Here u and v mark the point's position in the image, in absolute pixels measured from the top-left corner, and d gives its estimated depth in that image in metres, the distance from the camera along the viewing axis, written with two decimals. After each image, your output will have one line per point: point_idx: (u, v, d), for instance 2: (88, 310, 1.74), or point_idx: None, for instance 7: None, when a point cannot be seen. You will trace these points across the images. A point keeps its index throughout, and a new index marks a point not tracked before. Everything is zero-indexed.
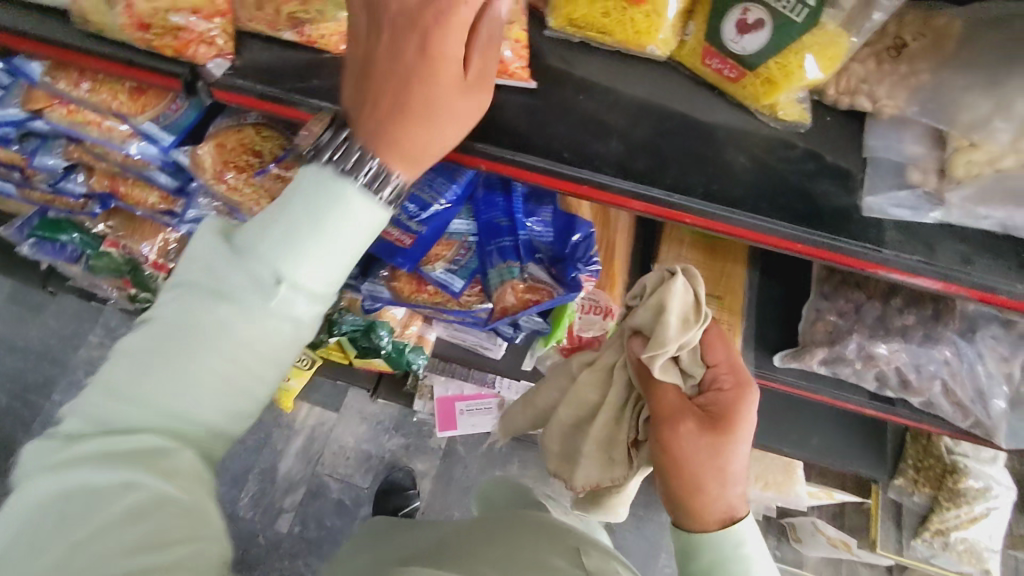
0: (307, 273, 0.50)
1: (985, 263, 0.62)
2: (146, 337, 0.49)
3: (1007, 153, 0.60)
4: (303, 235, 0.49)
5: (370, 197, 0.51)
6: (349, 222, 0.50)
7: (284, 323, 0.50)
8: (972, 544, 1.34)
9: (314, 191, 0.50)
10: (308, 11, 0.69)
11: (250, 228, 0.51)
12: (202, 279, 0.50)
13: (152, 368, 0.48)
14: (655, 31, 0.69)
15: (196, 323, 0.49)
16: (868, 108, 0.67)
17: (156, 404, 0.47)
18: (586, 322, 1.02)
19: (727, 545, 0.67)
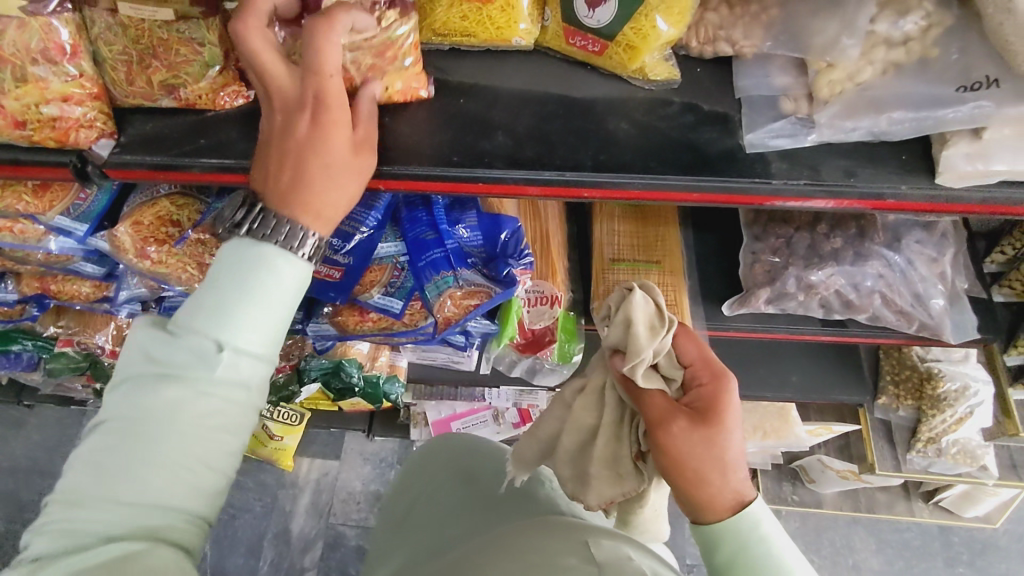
0: (246, 342, 0.53)
1: (868, 172, 0.63)
2: (93, 444, 0.50)
3: (861, 67, 0.64)
4: (237, 304, 0.52)
5: (290, 256, 0.55)
6: (280, 286, 0.54)
7: (232, 391, 0.52)
8: (964, 445, 1.36)
9: (238, 262, 0.54)
10: (177, 76, 0.70)
11: (184, 314, 0.53)
12: (142, 373, 0.51)
13: (111, 468, 0.49)
14: (515, 24, 0.71)
15: (141, 413, 0.50)
16: (731, 52, 0.70)
17: (124, 501, 0.49)
18: (536, 314, 1.04)
19: (744, 529, 0.61)
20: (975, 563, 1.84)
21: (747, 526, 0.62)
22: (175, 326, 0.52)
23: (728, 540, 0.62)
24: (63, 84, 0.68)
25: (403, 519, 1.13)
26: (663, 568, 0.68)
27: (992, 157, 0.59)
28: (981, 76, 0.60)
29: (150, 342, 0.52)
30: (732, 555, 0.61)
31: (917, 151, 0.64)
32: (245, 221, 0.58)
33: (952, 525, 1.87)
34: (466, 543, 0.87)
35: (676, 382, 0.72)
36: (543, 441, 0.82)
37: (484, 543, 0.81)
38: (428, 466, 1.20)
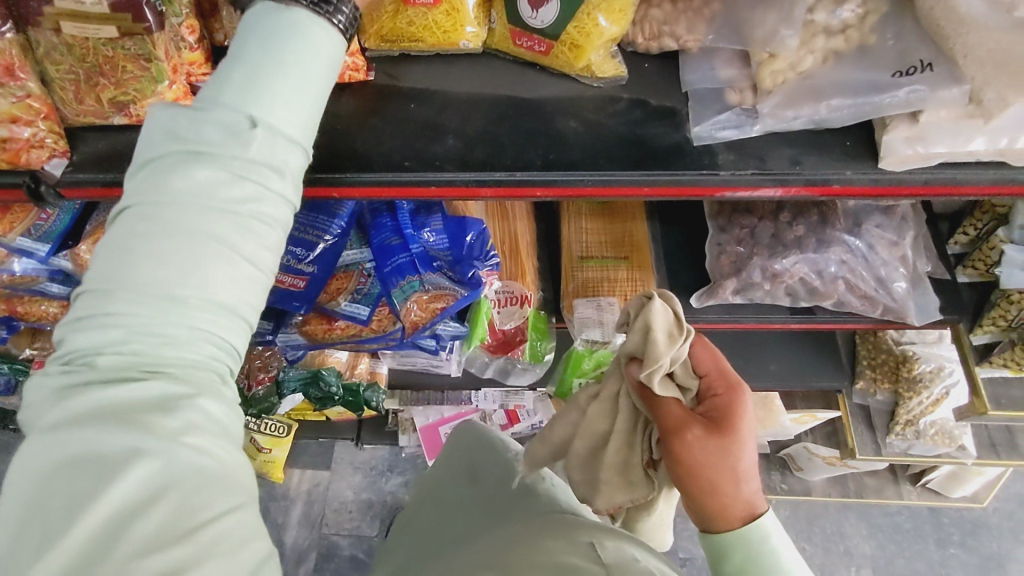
0: (287, 116, 0.49)
1: (813, 160, 0.64)
2: (118, 234, 0.46)
3: (802, 57, 0.65)
4: (268, 77, 0.48)
5: (323, 23, 0.50)
6: (310, 51, 0.50)
7: (272, 178, 0.48)
8: (942, 425, 1.36)
9: (263, 27, 0.49)
10: (125, 92, 0.71)
11: (213, 87, 0.49)
12: (169, 153, 0.47)
13: (142, 257, 0.45)
14: (462, 27, 0.72)
15: (170, 192, 0.46)
16: (676, 47, 0.70)
17: (165, 294, 0.45)
18: (505, 314, 1.04)
19: (755, 542, 0.60)
20: (966, 543, 1.84)
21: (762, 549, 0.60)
22: (204, 98, 0.48)
23: (741, 561, 0.61)
24: (10, 105, 0.67)
25: (416, 514, 1.09)
26: (665, 564, 0.68)
27: (930, 140, 0.60)
28: (917, 61, 0.61)
29: (177, 121, 0.48)
30: (742, 565, 0.60)
31: (860, 137, 0.65)
32: None
33: (941, 506, 1.87)
34: (471, 542, 0.87)
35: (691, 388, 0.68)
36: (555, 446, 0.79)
37: (496, 543, 0.79)
38: (445, 456, 1.14)
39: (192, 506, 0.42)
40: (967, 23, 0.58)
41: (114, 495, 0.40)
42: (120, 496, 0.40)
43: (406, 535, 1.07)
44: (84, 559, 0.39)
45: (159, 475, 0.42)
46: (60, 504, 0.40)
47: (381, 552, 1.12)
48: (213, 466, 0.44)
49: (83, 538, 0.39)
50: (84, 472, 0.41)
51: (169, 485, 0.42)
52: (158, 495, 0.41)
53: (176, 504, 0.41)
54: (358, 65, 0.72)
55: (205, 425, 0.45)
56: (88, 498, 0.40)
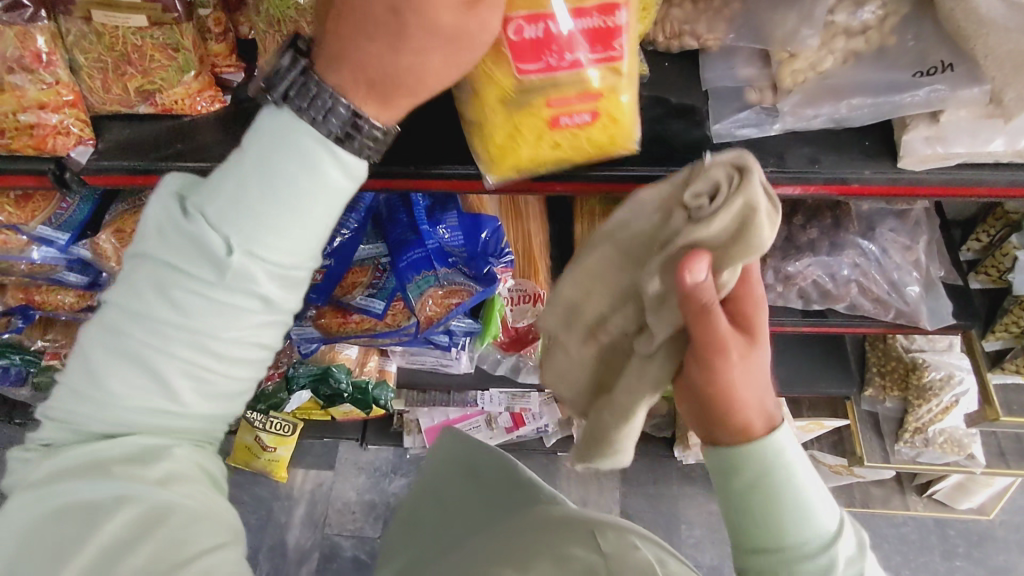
0: (284, 251, 0.48)
1: (832, 159, 0.64)
2: (115, 321, 0.49)
3: (822, 57, 0.66)
4: (264, 203, 0.46)
5: (337, 151, 0.46)
6: (313, 187, 0.46)
7: (260, 304, 0.49)
8: (951, 433, 1.35)
9: (271, 140, 0.46)
10: (152, 81, 0.71)
11: (210, 204, 0.47)
12: (161, 264, 0.48)
13: (126, 352, 0.49)
14: (624, 135, 0.59)
15: (153, 301, 0.48)
16: (696, 46, 0.71)
17: (142, 388, 0.49)
18: (518, 312, 1.05)
19: (770, 457, 0.55)
20: (972, 555, 1.83)
21: (780, 472, 0.55)
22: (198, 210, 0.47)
23: (757, 480, 0.55)
24: (39, 92, 0.69)
25: (414, 517, 1.08)
26: (667, 555, 0.67)
27: (948, 140, 0.61)
28: (937, 62, 0.62)
29: (171, 232, 0.48)
30: (754, 480, 0.55)
31: (879, 137, 0.65)
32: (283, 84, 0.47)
33: (947, 517, 1.86)
34: (472, 539, 0.86)
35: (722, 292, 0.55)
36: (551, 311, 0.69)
37: (500, 538, 0.78)
38: (439, 462, 1.13)
39: (178, 541, 0.48)
40: (987, 25, 0.57)
41: (98, 540, 0.47)
42: (101, 543, 0.47)
43: (409, 529, 1.06)
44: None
45: (144, 518, 0.48)
46: (55, 541, 0.47)
47: (384, 550, 1.10)
48: (195, 508, 0.51)
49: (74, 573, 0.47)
50: (77, 515, 0.48)
51: (154, 526, 0.48)
52: (145, 533, 0.48)
53: (164, 540, 0.48)
54: None
55: (186, 475, 0.52)
56: (76, 543, 0.47)
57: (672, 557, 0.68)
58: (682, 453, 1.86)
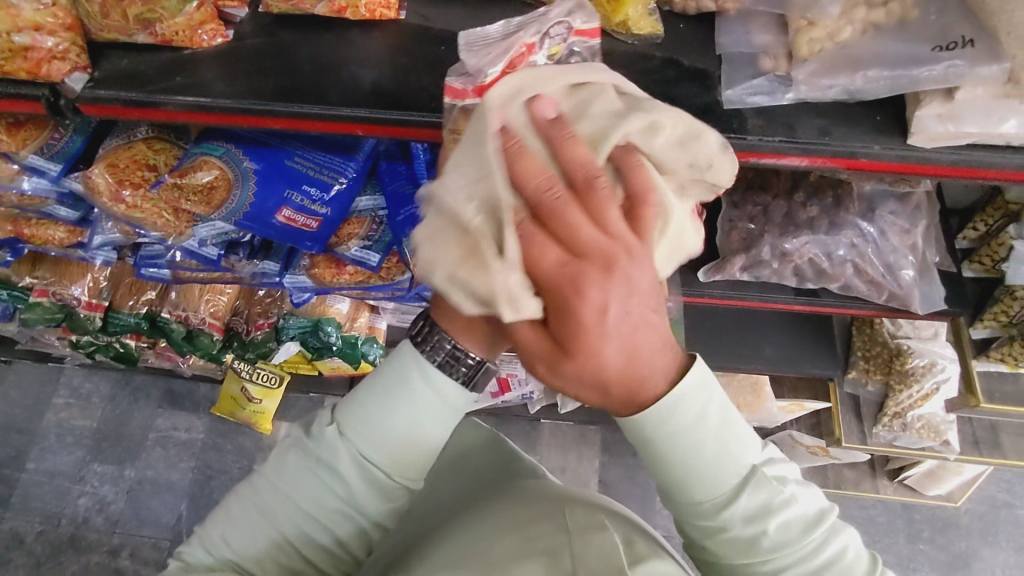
0: (380, 449, 0.61)
1: (842, 132, 0.64)
2: (256, 486, 0.64)
3: (840, 27, 0.65)
4: (383, 418, 0.61)
5: (437, 385, 0.61)
6: (420, 414, 0.61)
7: (357, 485, 0.62)
8: (929, 420, 1.38)
9: (395, 371, 0.62)
10: (153, 10, 0.69)
11: (344, 413, 0.62)
12: (298, 452, 0.63)
13: (258, 509, 0.63)
14: None
15: (286, 480, 0.63)
16: (713, 8, 0.70)
17: (260, 538, 0.63)
18: None
19: (649, 427, 0.55)
20: (936, 540, 1.89)
21: (695, 431, 0.55)
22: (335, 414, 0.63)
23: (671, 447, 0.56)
24: (35, 13, 0.67)
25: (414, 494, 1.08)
26: (636, 536, 0.67)
27: (962, 119, 0.60)
28: (958, 38, 0.61)
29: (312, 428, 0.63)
30: (637, 444, 0.57)
31: (891, 112, 0.65)
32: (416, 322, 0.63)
33: (915, 503, 1.91)
34: (452, 515, 0.86)
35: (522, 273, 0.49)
36: None
37: (479, 513, 0.77)
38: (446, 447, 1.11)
39: None
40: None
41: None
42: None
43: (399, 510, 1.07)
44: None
45: None
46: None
47: None
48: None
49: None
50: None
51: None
52: None
53: None
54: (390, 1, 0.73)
55: None
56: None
57: (645, 541, 0.66)
58: None
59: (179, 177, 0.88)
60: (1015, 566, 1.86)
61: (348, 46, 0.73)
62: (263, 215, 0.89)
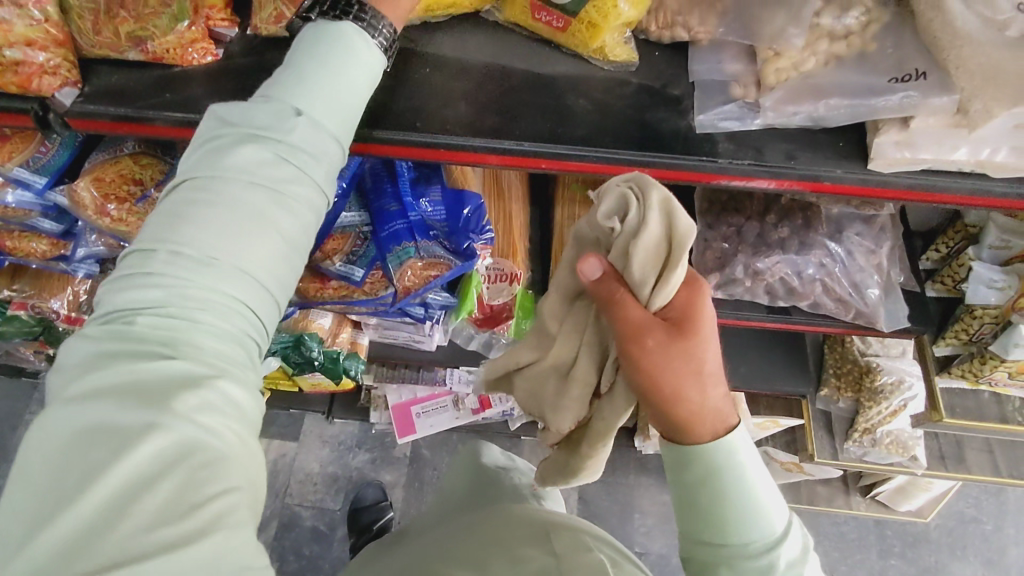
0: (320, 103, 0.56)
1: (807, 156, 0.67)
2: (166, 208, 0.53)
3: (805, 57, 0.69)
4: (309, 72, 0.57)
5: (366, 37, 0.59)
6: (353, 62, 0.58)
7: (308, 163, 0.56)
8: (897, 435, 1.41)
9: (316, 42, 0.58)
10: (145, 28, 0.71)
11: (275, 88, 0.56)
12: (233, 139, 0.55)
13: (185, 223, 0.51)
14: None
15: (215, 174, 0.53)
16: (686, 38, 0.74)
17: (189, 285, 0.50)
18: (495, 290, 1.04)
19: (722, 458, 0.60)
20: (907, 555, 1.92)
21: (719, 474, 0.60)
22: (260, 97, 0.57)
23: (695, 477, 0.61)
24: (27, 28, 0.68)
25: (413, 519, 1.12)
26: (620, 557, 0.70)
27: (916, 146, 0.64)
28: (913, 70, 0.65)
29: (233, 114, 0.56)
30: (703, 477, 0.61)
31: (853, 139, 0.68)
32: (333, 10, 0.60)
33: (887, 519, 1.95)
34: (440, 533, 0.90)
35: (662, 296, 0.62)
36: (547, 375, 0.75)
37: (468, 531, 0.81)
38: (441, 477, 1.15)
39: (196, 482, 0.44)
40: (962, 37, 0.61)
41: (125, 467, 0.42)
42: (127, 470, 0.42)
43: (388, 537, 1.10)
44: (72, 542, 0.40)
45: (171, 450, 0.44)
46: (75, 472, 0.42)
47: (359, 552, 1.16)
48: (221, 451, 0.46)
49: (95, 501, 0.41)
50: (99, 438, 0.43)
51: (181, 459, 0.44)
52: (167, 470, 0.43)
53: (184, 479, 0.44)
54: None
55: (219, 410, 0.47)
56: (100, 470, 0.42)
57: (627, 562, 0.69)
58: (642, 443, 1.91)
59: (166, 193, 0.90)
60: None
61: None
62: None
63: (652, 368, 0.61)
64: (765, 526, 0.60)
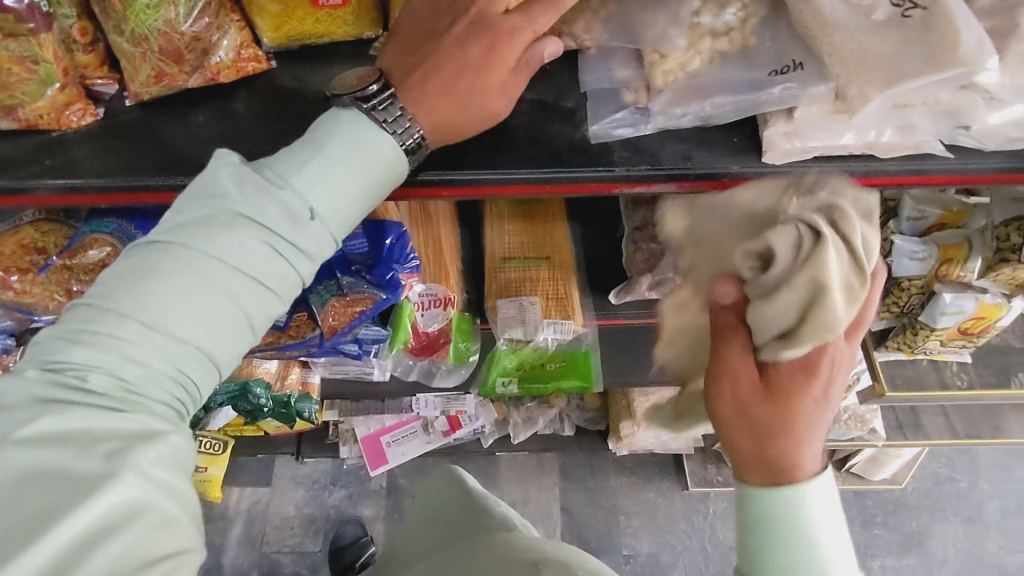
0: (334, 210, 0.59)
1: (703, 156, 0.67)
2: (126, 263, 0.55)
3: (690, 57, 0.69)
4: (334, 168, 0.59)
5: (391, 139, 0.61)
6: (376, 162, 0.61)
7: (297, 259, 0.58)
8: (854, 410, 1.42)
9: (351, 135, 0.60)
10: (13, 96, 0.68)
11: (287, 169, 0.58)
12: (236, 189, 0.56)
13: (165, 281, 0.53)
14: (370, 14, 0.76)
15: (201, 235, 0.55)
16: (575, 47, 0.73)
17: (173, 327, 0.53)
18: (429, 317, 1.02)
19: (791, 502, 0.56)
20: (888, 523, 1.94)
21: (792, 536, 0.56)
22: (275, 176, 0.58)
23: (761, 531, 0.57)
24: None
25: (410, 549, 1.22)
26: None
27: (805, 135, 0.65)
28: (790, 61, 0.65)
29: (242, 184, 0.57)
30: (756, 519, 0.58)
31: (747, 133, 0.68)
32: (374, 97, 0.62)
33: (865, 489, 1.97)
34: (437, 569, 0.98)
35: (779, 346, 0.58)
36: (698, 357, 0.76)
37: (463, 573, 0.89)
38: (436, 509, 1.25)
39: (147, 541, 0.46)
40: (832, 25, 0.62)
41: (88, 511, 0.45)
42: (86, 519, 0.44)
43: None
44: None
45: (127, 505, 0.46)
46: (25, 514, 0.44)
47: None
48: (169, 511, 0.48)
49: (55, 546, 0.43)
50: (59, 486, 0.45)
51: (130, 520, 0.46)
52: (112, 529, 0.45)
53: (135, 537, 0.45)
54: (258, 55, 0.75)
55: (171, 462, 0.51)
56: (57, 514, 0.44)
57: None
58: (615, 445, 1.90)
59: (70, 257, 0.86)
60: (964, 538, 1.92)
61: (221, 112, 0.74)
62: None
63: (751, 396, 0.58)
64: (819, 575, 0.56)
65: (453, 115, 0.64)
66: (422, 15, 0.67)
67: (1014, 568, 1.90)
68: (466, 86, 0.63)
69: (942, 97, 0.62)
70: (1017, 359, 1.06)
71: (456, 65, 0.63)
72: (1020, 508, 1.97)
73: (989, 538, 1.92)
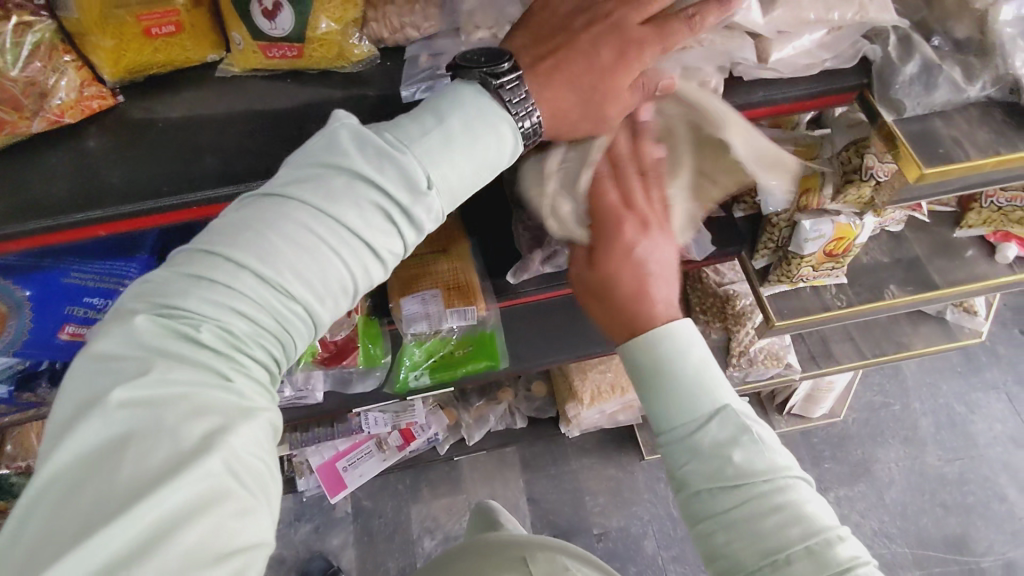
0: (448, 184, 0.60)
1: None
2: (242, 212, 0.55)
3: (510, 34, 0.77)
4: (454, 142, 0.60)
5: (512, 120, 0.63)
6: (496, 141, 0.62)
7: (408, 231, 0.59)
8: (769, 349, 1.50)
9: (478, 108, 0.62)
10: None
11: (410, 137, 0.59)
12: (361, 151, 0.57)
13: (280, 236, 0.54)
14: (208, 38, 0.78)
15: (320, 193, 0.55)
16: (419, 37, 0.80)
17: (286, 287, 0.53)
18: (335, 326, 1.04)
19: (657, 345, 0.66)
20: (836, 456, 2.00)
21: (674, 363, 0.65)
22: (398, 142, 0.58)
23: (652, 389, 0.66)
24: None
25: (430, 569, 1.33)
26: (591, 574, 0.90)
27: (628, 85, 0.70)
28: None
29: (363, 146, 0.58)
30: (637, 370, 0.67)
31: None
32: (502, 75, 0.64)
33: (808, 428, 2.04)
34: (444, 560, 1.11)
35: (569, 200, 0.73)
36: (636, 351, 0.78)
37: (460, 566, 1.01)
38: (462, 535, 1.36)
39: (222, 534, 0.46)
40: None
41: (181, 487, 0.45)
42: (177, 497, 0.45)
43: None
44: (120, 553, 0.43)
45: (207, 489, 0.46)
46: (129, 477, 0.45)
47: None
48: (248, 502, 0.48)
49: (140, 523, 0.44)
50: (159, 451, 0.46)
51: (205, 509, 0.46)
52: (197, 512, 0.45)
53: (210, 527, 0.45)
54: (104, 92, 0.75)
55: (260, 439, 0.51)
56: (151, 485, 0.44)
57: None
58: (567, 429, 1.92)
59: None
60: (906, 457, 2.00)
61: (71, 152, 0.74)
62: (42, 337, 0.89)
63: (613, 277, 0.70)
64: (690, 410, 0.64)
65: (563, 102, 0.67)
66: (559, 9, 0.69)
67: (955, 476, 1.97)
68: (588, 87, 0.67)
69: (715, 39, 0.71)
70: (888, 274, 1.15)
71: (580, 58, 0.66)
72: (951, 420, 2.06)
73: (928, 452, 2.01)
